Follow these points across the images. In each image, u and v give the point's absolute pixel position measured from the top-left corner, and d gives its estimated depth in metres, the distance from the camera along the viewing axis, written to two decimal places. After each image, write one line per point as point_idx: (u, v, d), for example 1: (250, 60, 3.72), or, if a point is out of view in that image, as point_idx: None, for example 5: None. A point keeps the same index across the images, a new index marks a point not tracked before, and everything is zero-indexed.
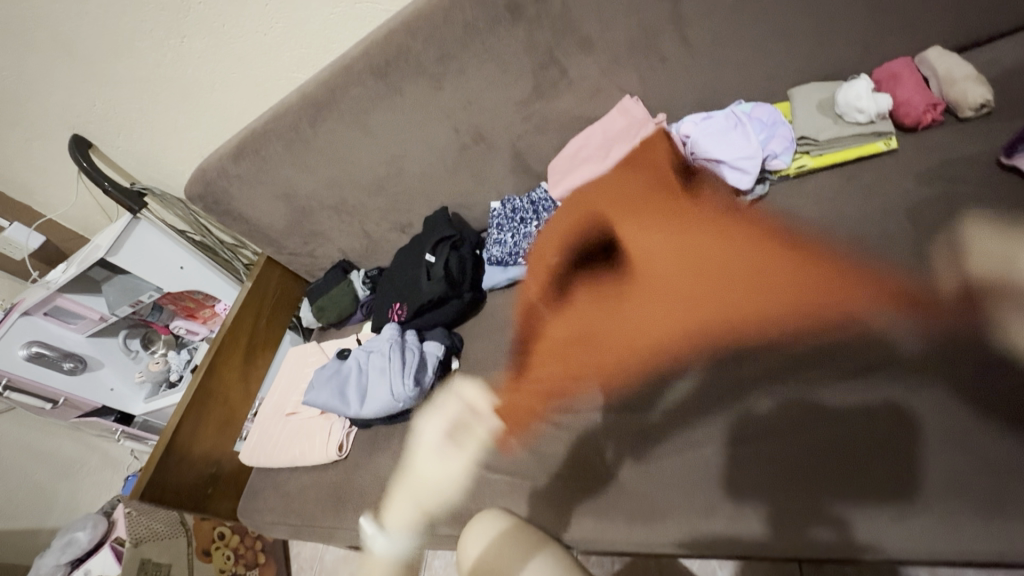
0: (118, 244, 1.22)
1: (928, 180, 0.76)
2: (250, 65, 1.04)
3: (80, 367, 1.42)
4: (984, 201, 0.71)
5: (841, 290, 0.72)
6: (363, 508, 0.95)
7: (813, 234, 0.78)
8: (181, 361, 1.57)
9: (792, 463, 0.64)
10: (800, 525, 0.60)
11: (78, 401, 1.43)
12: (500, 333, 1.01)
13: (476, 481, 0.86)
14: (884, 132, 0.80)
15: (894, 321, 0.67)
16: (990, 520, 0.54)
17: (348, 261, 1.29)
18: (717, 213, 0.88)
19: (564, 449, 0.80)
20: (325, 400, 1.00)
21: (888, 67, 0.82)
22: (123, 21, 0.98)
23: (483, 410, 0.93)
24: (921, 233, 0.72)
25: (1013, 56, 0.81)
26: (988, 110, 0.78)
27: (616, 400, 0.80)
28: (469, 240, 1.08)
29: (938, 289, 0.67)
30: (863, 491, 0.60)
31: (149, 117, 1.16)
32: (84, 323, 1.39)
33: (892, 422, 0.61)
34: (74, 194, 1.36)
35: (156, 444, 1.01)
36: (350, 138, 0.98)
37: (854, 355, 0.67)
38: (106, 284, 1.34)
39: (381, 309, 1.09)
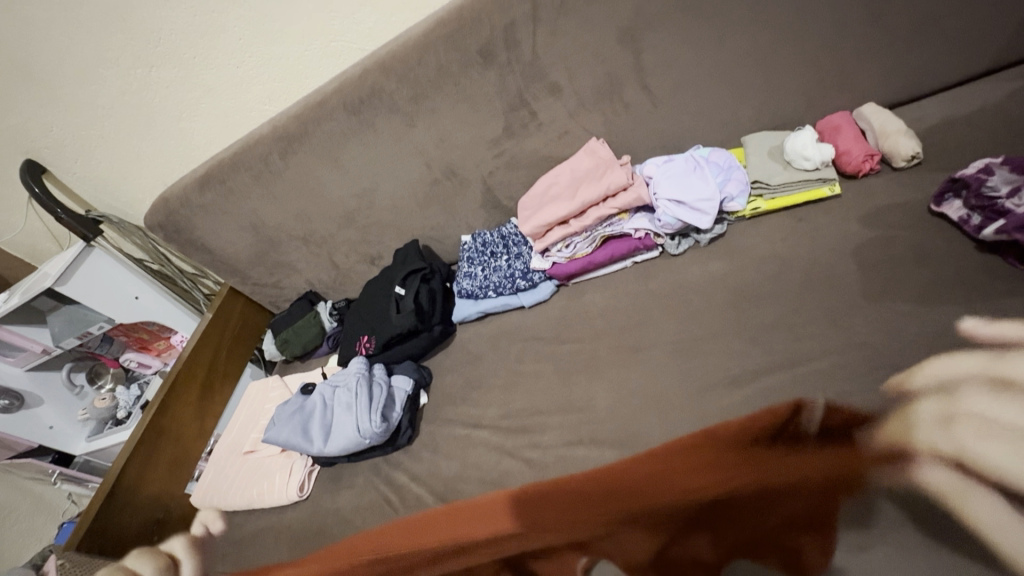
0: (68, 273, 1.16)
1: (869, 224, 0.82)
2: (221, 96, 1.04)
3: (16, 405, 1.33)
4: (918, 244, 0.78)
5: (797, 326, 0.76)
6: (323, 553, 0.89)
7: (769, 271, 0.83)
8: (130, 398, 1.48)
9: (754, 497, 0.64)
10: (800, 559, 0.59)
11: (12, 441, 1.34)
12: (469, 366, 1.01)
13: (443, 520, 0.82)
14: (828, 178, 0.86)
15: (845, 356, 0.71)
16: (936, 545, 0.55)
17: (315, 292, 1.27)
18: (680, 250, 0.92)
19: (532, 484, 0.79)
20: (286, 438, 0.96)
21: (830, 120, 0.89)
22: (89, 51, 0.97)
23: (451, 447, 0.91)
24: (865, 273, 0.77)
25: (939, 112, 0.90)
26: (918, 161, 0.86)
27: (584, 435, 0.79)
28: (439, 272, 1.08)
29: (883, 325, 0.71)
30: (811, 509, 0.61)
31: (110, 144, 1.13)
32: (24, 356, 1.28)
33: (850, 453, 0.63)
34: (22, 220, 1.30)
35: (99, 486, 0.94)
36: (323, 172, 0.99)
37: (809, 390, 0.69)
38: (53, 314, 1.26)
39: (348, 342, 1.07)
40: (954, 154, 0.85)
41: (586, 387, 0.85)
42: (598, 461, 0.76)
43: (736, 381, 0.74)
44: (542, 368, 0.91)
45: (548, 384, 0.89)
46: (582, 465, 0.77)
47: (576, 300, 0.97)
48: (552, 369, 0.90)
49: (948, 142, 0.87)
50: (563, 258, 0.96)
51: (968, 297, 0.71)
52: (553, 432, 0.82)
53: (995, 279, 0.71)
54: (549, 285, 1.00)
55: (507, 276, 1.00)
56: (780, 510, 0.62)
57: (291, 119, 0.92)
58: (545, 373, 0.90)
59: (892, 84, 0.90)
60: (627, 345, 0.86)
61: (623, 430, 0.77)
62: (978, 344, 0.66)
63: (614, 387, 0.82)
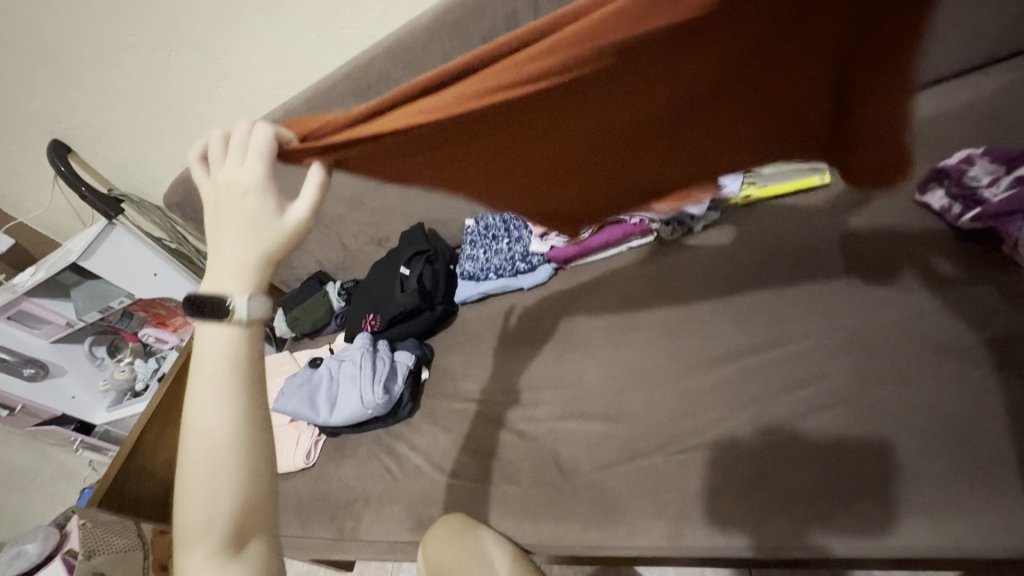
0: (90, 249, 1.22)
1: (858, 213, 0.84)
2: (236, 80, 1.08)
3: (42, 374, 1.39)
4: (902, 233, 0.80)
5: (779, 310, 0.79)
6: (326, 517, 0.95)
7: (758, 258, 0.86)
8: (148, 370, 1.54)
9: (730, 470, 0.69)
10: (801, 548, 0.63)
11: (38, 410, 1.40)
12: (468, 344, 1.05)
13: (440, 486, 0.88)
14: (819, 168, 0.89)
15: (823, 339, 0.74)
16: (924, 530, 0.58)
17: (324, 273, 1.32)
18: (674, 237, 0.94)
19: (524, 454, 0.84)
20: (294, 408, 1.01)
21: None
22: (113, 34, 1.01)
23: (449, 419, 0.95)
24: (850, 261, 0.79)
25: (933, 105, 0.92)
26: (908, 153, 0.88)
27: (573, 409, 0.84)
28: (443, 254, 1.12)
29: (862, 310, 0.74)
30: (791, 492, 0.65)
31: (131, 124, 1.18)
32: (49, 328, 1.35)
33: (819, 429, 0.67)
34: (48, 198, 1.36)
35: (118, 452, 1.00)
36: None
37: (785, 370, 0.74)
38: (76, 288, 1.33)
39: (355, 320, 1.12)
40: (945, 146, 0.87)
41: (580, 365, 0.89)
42: (586, 433, 0.81)
43: (719, 361, 0.78)
44: (536, 347, 0.96)
45: (542, 361, 0.93)
46: (571, 437, 0.82)
47: (574, 283, 1.00)
48: (546, 348, 0.94)
49: (940, 134, 0.89)
50: (561, 242, 1.00)
51: (946, 284, 0.73)
52: (548, 405, 0.87)
53: (971, 266, 0.74)
54: (548, 268, 1.03)
55: (508, 259, 1.04)
56: (756, 484, 0.67)
57: (302, 104, 0.96)
58: (539, 352, 0.95)
59: None
60: (618, 326, 0.90)
61: (609, 405, 0.82)
62: (948, 328, 0.69)
63: (605, 365, 0.87)
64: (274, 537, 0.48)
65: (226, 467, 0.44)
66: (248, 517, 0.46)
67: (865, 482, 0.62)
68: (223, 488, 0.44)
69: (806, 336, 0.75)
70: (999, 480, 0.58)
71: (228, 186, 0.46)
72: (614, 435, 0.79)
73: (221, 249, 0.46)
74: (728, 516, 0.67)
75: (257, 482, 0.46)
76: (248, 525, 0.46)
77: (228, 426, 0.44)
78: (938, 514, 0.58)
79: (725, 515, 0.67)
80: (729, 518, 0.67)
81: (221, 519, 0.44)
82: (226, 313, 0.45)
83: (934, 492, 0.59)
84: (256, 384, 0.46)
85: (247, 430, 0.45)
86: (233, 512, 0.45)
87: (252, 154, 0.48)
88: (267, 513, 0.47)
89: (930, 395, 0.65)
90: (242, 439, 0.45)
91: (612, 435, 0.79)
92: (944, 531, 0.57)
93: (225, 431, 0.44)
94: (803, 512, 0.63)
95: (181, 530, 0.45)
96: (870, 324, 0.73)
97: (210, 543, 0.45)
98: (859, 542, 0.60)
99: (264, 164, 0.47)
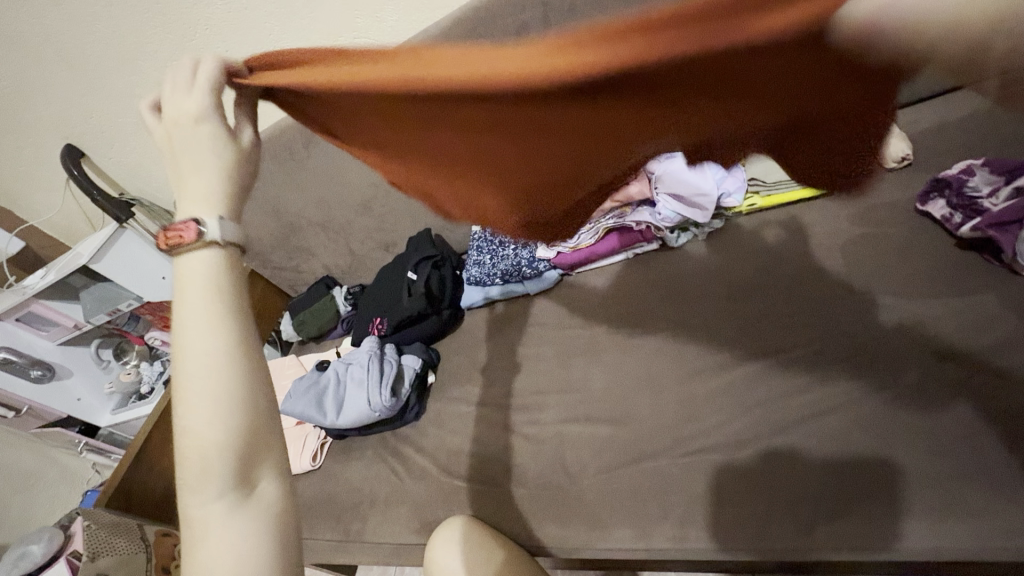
0: (101, 252, 1.23)
1: (860, 221, 0.86)
2: None
3: (49, 376, 1.40)
4: (903, 241, 0.82)
5: (782, 316, 0.80)
6: (333, 518, 0.96)
7: (762, 265, 0.87)
8: (153, 373, 1.54)
9: (734, 473, 0.70)
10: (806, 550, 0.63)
11: (43, 411, 1.41)
12: (474, 348, 1.06)
13: (446, 488, 0.89)
14: None
15: (825, 344, 0.75)
16: (927, 535, 0.59)
17: (331, 278, 1.33)
18: (679, 244, 0.96)
19: (530, 457, 0.85)
20: (301, 410, 1.02)
21: None
22: (129, 41, 1.03)
23: (456, 422, 0.96)
24: (852, 268, 0.81)
25: (932, 117, 0.94)
26: (908, 163, 0.89)
27: (579, 412, 0.85)
28: (450, 260, 1.13)
29: (864, 317, 0.76)
30: (794, 496, 0.66)
31: (144, 130, 1.20)
32: (57, 330, 1.36)
33: (822, 433, 0.69)
34: (60, 201, 1.38)
35: (125, 455, 1.00)
36: (341, 160, 1.04)
37: (787, 374, 0.75)
38: (85, 291, 1.34)
39: (362, 323, 1.14)
40: (944, 156, 0.89)
41: (585, 368, 0.90)
42: (591, 436, 0.82)
43: (724, 365, 0.80)
44: (541, 350, 0.97)
45: (548, 365, 0.94)
46: (577, 440, 0.83)
47: (579, 289, 1.02)
48: (551, 352, 0.96)
49: (938, 144, 0.90)
50: (567, 247, 1.01)
51: (945, 291, 0.75)
52: (554, 408, 0.88)
53: (971, 272, 0.76)
54: (553, 275, 1.03)
55: (514, 264, 1.03)
56: (760, 487, 0.68)
57: None
58: (544, 355, 0.96)
59: None
60: (623, 330, 0.91)
61: (615, 408, 0.83)
62: (948, 334, 0.70)
63: (610, 369, 0.88)
64: (287, 475, 0.45)
65: (227, 382, 0.41)
66: (252, 438, 0.42)
67: (868, 486, 0.63)
68: (217, 417, 0.41)
69: (810, 343, 0.77)
70: (1001, 484, 0.59)
71: (175, 122, 0.44)
72: (619, 438, 0.80)
73: (185, 186, 0.44)
74: (732, 518, 0.68)
75: (256, 409, 0.42)
76: (251, 455, 0.43)
77: (227, 344, 0.41)
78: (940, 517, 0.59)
79: (729, 517, 0.68)
80: (733, 519, 0.68)
81: (216, 447, 0.41)
82: (201, 235, 0.42)
83: (935, 496, 0.60)
84: (246, 299, 0.43)
85: (239, 354, 0.42)
86: (229, 441, 0.41)
87: (197, 85, 0.46)
88: (271, 444, 0.44)
89: (930, 399, 0.66)
90: (237, 362, 0.41)
91: (617, 438, 0.80)
92: (946, 535, 0.58)
93: (220, 352, 0.41)
94: (805, 513, 0.64)
95: (184, 463, 0.42)
96: (873, 332, 0.74)
97: (213, 477, 0.41)
98: (861, 547, 0.61)
99: (212, 97, 0.46)
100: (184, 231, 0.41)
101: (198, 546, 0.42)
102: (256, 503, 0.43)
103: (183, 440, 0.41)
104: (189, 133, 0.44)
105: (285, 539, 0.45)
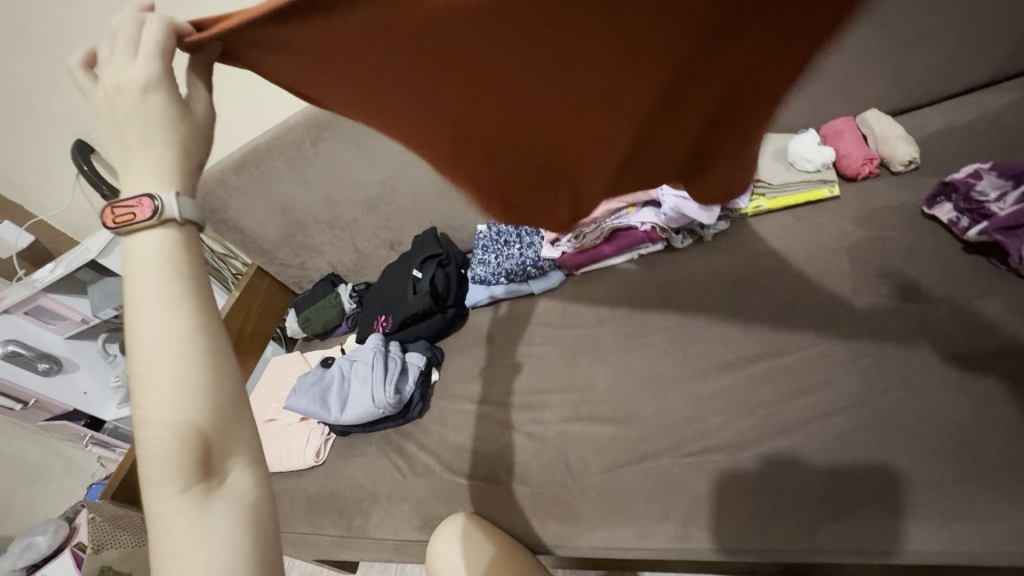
0: (108, 248, 1.25)
1: (866, 224, 0.86)
2: (257, 85, 1.10)
3: (55, 369, 1.41)
4: (909, 245, 0.82)
5: (788, 318, 0.81)
6: (336, 513, 0.96)
7: (768, 266, 0.87)
8: None
9: (739, 472, 0.70)
10: (806, 553, 0.63)
11: (49, 404, 1.41)
12: (478, 346, 1.06)
13: (449, 486, 0.89)
14: (828, 180, 0.91)
15: (830, 346, 0.76)
16: (933, 538, 0.58)
17: (336, 275, 1.34)
18: (683, 245, 0.96)
19: (533, 455, 0.85)
20: (306, 406, 1.02)
21: (833, 124, 0.95)
22: None
23: (459, 420, 0.97)
24: (858, 271, 0.81)
25: (940, 121, 0.94)
26: (915, 166, 0.90)
27: (583, 411, 0.86)
28: (455, 259, 1.14)
29: (871, 319, 0.76)
30: (798, 497, 0.66)
31: None
32: (64, 324, 1.37)
33: (826, 434, 0.69)
34: (70, 195, 1.39)
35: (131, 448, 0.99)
36: (350, 158, 1.05)
37: (792, 376, 0.75)
38: (92, 285, 1.35)
39: (367, 320, 1.14)
40: (950, 160, 0.89)
41: (589, 367, 0.91)
42: (594, 434, 0.82)
43: (728, 366, 0.80)
44: (546, 350, 0.97)
45: (551, 364, 0.95)
46: (580, 438, 0.83)
47: (583, 288, 1.02)
48: (555, 351, 0.96)
49: (947, 148, 0.90)
50: (572, 249, 1.00)
51: (951, 294, 0.75)
52: (558, 407, 0.88)
53: (979, 276, 0.75)
54: (558, 274, 1.04)
55: (519, 264, 1.02)
56: (763, 487, 0.68)
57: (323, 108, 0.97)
58: (548, 354, 0.96)
59: (896, 92, 0.94)
60: (627, 331, 0.92)
61: (618, 407, 0.84)
62: (954, 337, 0.70)
63: (614, 369, 0.88)
64: (261, 468, 0.42)
65: (188, 370, 0.37)
66: (222, 436, 0.39)
67: (873, 489, 0.63)
68: (178, 405, 0.37)
69: (814, 345, 0.77)
70: (1008, 489, 0.58)
71: (115, 91, 0.38)
72: (623, 437, 0.80)
73: (130, 172, 0.39)
74: (735, 520, 0.67)
75: (223, 392, 0.38)
76: (218, 442, 0.38)
77: (185, 333, 0.37)
78: (945, 520, 0.59)
79: (733, 519, 0.68)
80: (737, 520, 0.67)
81: (177, 431, 0.37)
82: (155, 212, 0.38)
83: (941, 500, 0.60)
84: (208, 282, 0.40)
85: (199, 330, 0.38)
86: (198, 424, 0.37)
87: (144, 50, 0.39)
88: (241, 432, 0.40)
89: (936, 402, 0.66)
90: (197, 339, 0.38)
91: (621, 437, 0.80)
92: (953, 539, 0.58)
93: (177, 337, 0.37)
94: (808, 516, 0.64)
95: (145, 464, 0.38)
96: (881, 335, 0.74)
97: (174, 468, 0.37)
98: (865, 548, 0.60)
99: (161, 62, 0.39)
100: (134, 207, 0.37)
101: (163, 549, 0.38)
102: (227, 495, 0.39)
103: (139, 428, 0.38)
104: (131, 105, 0.38)
105: (262, 536, 0.40)
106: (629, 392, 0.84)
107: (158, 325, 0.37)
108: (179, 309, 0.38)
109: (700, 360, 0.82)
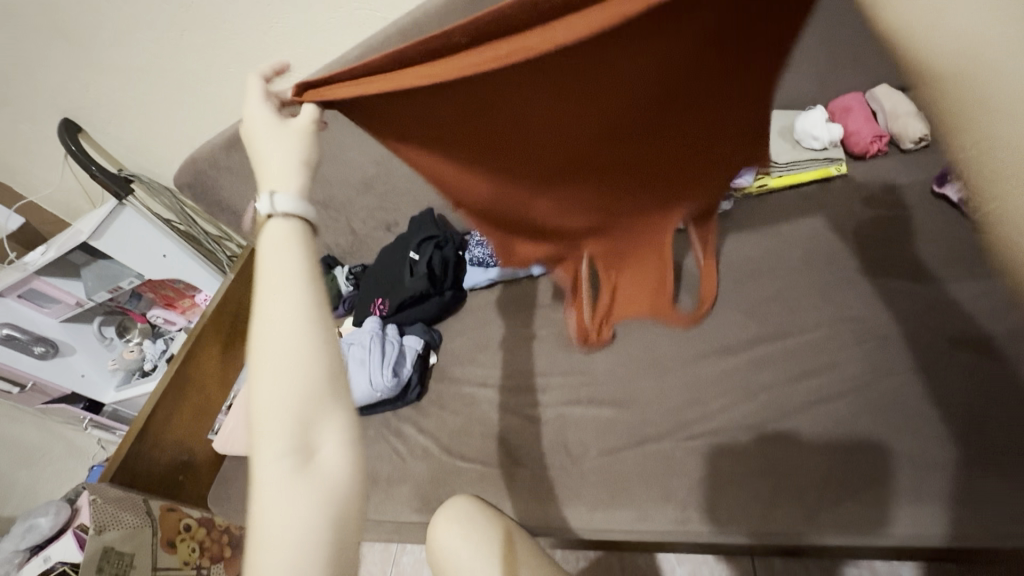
0: (101, 229, 1.21)
1: (873, 205, 0.85)
2: (248, 61, 1.07)
3: (52, 352, 1.39)
4: (916, 227, 0.80)
5: (792, 300, 0.80)
6: None
7: (772, 248, 0.86)
8: (156, 351, 1.54)
9: (742, 455, 0.70)
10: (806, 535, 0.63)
11: (47, 387, 1.41)
12: (477, 329, 1.05)
13: (449, 469, 0.89)
14: (835, 159, 0.89)
15: (834, 329, 0.75)
16: (936, 520, 0.58)
17: (333, 257, 1.31)
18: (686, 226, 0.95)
19: (533, 438, 0.85)
20: None
21: (841, 100, 0.92)
22: (125, 11, 1.00)
23: (458, 403, 0.96)
24: (864, 253, 0.80)
25: None
26: (925, 143, 0.88)
27: (584, 394, 0.85)
28: (453, 240, 1.12)
29: (876, 302, 0.75)
30: (800, 479, 0.65)
31: (143, 105, 1.18)
32: (59, 307, 1.36)
33: (829, 417, 0.68)
34: (59, 176, 1.36)
35: (128, 431, 0.97)
36: (345, 138, 1.02)
37: (796, 359, 0.74)
38: (86, 268, 1.33)
39: (363, 303, 1.13)
40: None
41: (590, 350, 0.90)
42: (594, 418, 0.82)
43: (731, 349, 0.79)
44: (546, 333, 0.96)
45: (552, 347, 0.94)
46: (580, 421, 0.83)
47: None
48: (555, 334, 0.95)
49: None
50: None
51: (957, 276, 0.74)
52: (558, 390, 0.88)
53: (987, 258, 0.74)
54: None
55: None
56: (764, 470, 0.68)
57: None
58: (549, 338, 0.95)
59: None
60: None
61: (619, 390, 0.83)
62: (960, 320, 0.70)
63: (615, 352, 0.87)
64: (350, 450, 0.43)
65: (304, 342, 0.41)
66: (321, 411, 0.42)
67: (876, 471, 0.63)
68: (292, 375, 0.41)
69: (818, 329, 0.76)
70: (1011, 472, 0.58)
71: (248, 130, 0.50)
72: (624, 420, 0.80)
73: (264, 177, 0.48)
74: (737, 504, 0.67)
75: (326, 368, 0.42)
76: (316, 418, 0.41)
77: (303, 310, 0.42)
78: (948, 503, 0.59)
79: (735, 503, 0.67)
80: (739, 503, 0.67)
81: (286, 399, 0.40)
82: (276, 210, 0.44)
83: (945, 483, 0.60)
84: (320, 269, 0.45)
85: (320, 306, 0.43)
86: (312, 395, 0.41)
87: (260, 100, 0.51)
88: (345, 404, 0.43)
89: (940, 386, 0.66)
90: (312, 318, 0.42)
91: (621, 420, 0.80)
92: (955, 522, 0.58)
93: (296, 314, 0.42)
94: (810, 499, 0.64)
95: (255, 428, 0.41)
96: (886, 318, 0.73)
97: (279, 432, 0.40)
98: (868, 532, 0.60)
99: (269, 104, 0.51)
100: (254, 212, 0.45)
101: (264, 513, 0.40)
102: (319, 470, 0.41)
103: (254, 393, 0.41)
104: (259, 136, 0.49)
105: (346, 514, 0.42)
106: (629, 376, 0.84)
107: (277, 303, 0.42)
108: (296, 290, 0.42)
109: (703, 344, 0.81)
